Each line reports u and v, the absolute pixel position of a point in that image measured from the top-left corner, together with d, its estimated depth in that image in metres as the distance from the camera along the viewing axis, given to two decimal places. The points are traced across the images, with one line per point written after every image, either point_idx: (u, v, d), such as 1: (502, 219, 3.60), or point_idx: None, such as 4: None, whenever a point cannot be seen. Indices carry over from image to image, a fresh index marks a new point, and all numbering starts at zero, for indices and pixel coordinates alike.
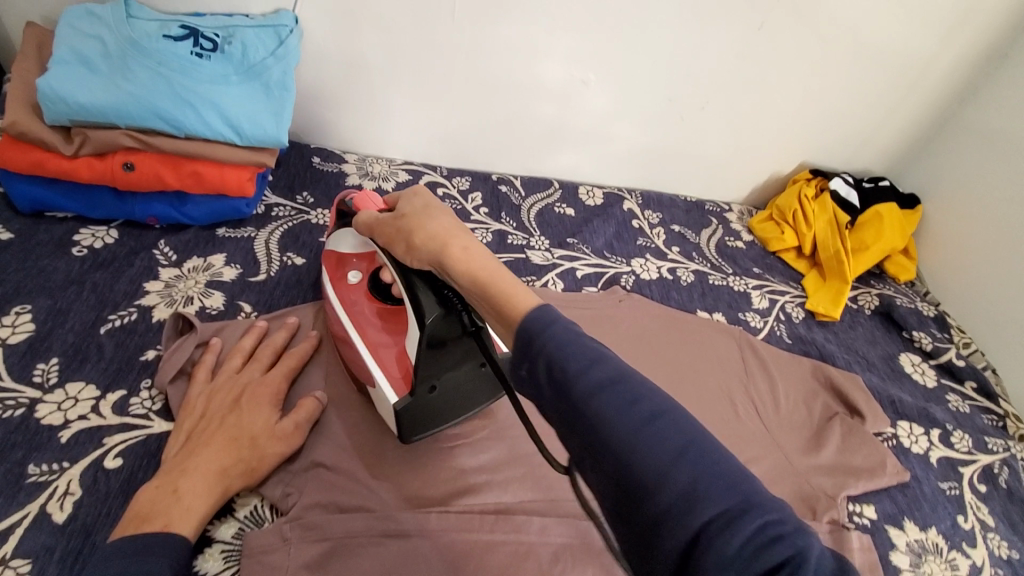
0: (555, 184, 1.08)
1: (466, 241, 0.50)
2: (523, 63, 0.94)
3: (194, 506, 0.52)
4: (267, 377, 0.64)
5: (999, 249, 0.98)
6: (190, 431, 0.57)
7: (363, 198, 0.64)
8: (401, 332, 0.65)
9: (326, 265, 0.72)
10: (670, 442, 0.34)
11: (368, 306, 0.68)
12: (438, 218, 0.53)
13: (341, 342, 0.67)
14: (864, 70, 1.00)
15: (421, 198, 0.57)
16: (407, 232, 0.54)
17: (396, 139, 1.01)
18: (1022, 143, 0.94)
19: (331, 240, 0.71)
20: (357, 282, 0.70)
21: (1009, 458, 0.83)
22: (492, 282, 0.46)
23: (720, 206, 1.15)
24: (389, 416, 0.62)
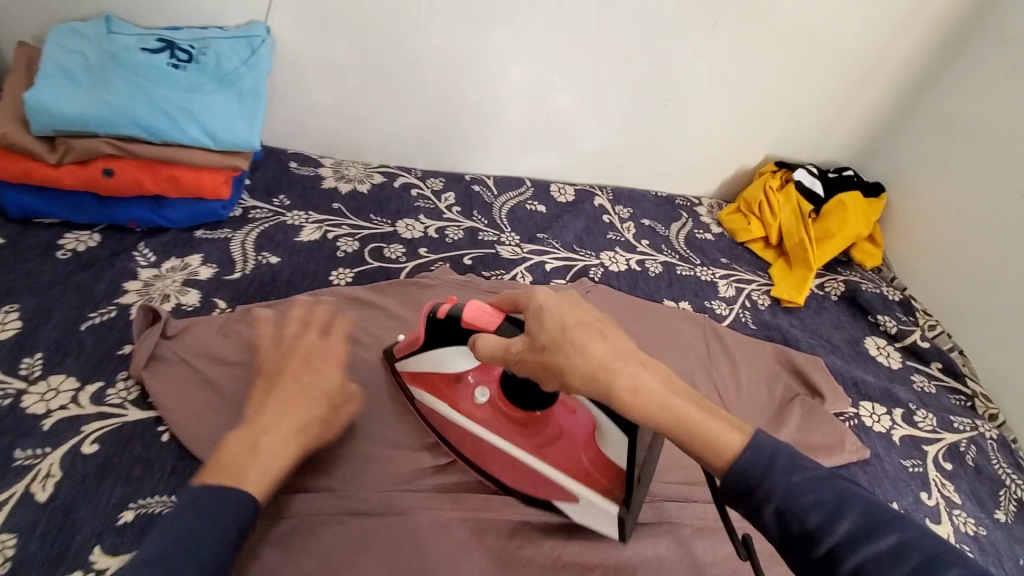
0: (527, 183, 1.11)
1: (638, 370, 0.50)
2: (489, 66, 0.98)
3: (278, 460, 0.55)
4: (327, 343, 0.66)
5: (961, 234, 1.00)
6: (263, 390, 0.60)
7: (475, 313, 0.58)
8: (577, 434, 0.61)
9: (427, 385, 0.67)
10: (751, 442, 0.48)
11: (500, 419, 0.64)
12: (596, 343, 0.50)
13: (458, 442, 0.65)
14: (823, 63, 1.03)
15: (548, 319, 0.51)
16: (554, 362, 0.50)
17: (371, 142, 1.05)
18: (978, 129, 0.97)
19: (421, 363, 0.66)
20: (483, 401, 0.65)
21: (976, 437, 0.84)
22: (693, 425, 0.49)
23: (690, 200, 1.18)
24: (601, 522, 0.61)
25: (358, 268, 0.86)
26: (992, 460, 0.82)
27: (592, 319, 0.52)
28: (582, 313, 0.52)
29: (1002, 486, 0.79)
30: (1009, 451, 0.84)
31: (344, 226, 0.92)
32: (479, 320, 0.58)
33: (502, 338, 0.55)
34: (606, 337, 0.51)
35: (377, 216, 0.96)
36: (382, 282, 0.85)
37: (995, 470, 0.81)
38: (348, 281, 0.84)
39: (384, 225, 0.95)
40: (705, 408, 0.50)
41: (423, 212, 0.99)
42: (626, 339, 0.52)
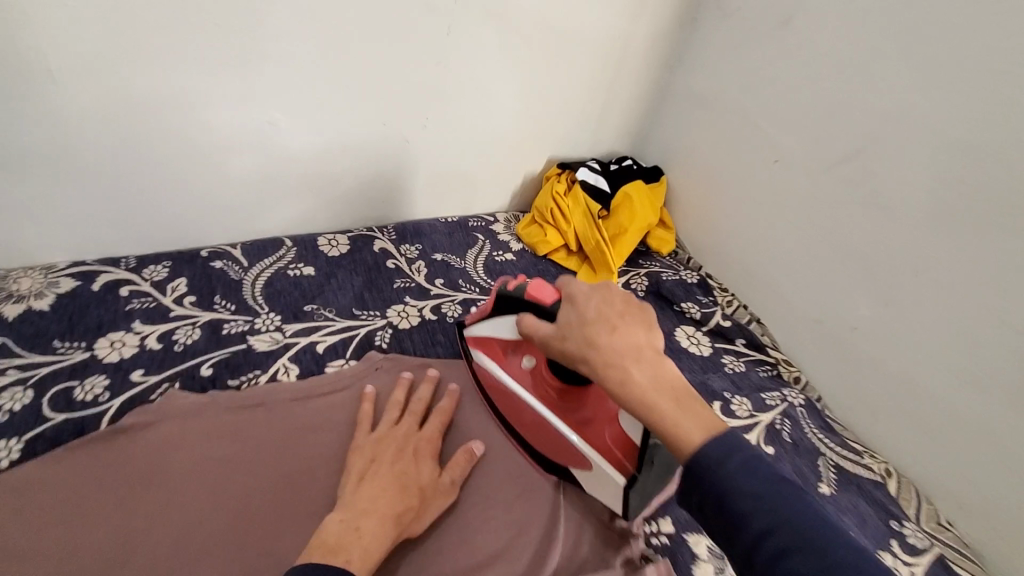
0: (287, 242, 0.92)
1: (628, 367, 0.49)
2: (181, 117, 0.76)
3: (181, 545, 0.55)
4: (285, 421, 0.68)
5: (732, 204, 1.00)
6: (365, 472, 0.60)
7: (536, 287, 0.63)
8: (606, 416, 0.64)
9: (485, 349, 0.73)
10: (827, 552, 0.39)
11: (540, 390, 0.68)
12: (605, 335, 0.51)
13: (502, 403, 0.72)
14: (573, 59, 0.98)
15: (574, 309, 0.55)
16: (589, 342, 0.51)
17: (46, 239, 0.78)
18: (724, 103, 0.98)
19: (490, 327, 0.72)
20: (529, 367, 0.70)
21: (786, 408, 0.85)
22: (660, 411, 0.47)
23: (484, 219, 1.09)
24: (608, 491, 0.63)
25: (32, 432, 0.62)
26: (804, 429, 0.83)
27: (619, 309, 0.53)
28: (607, 307, 0.53)
29: (819, 454, 0.81)
30: (818, 414, 0.87)
31: (9, 370, 0.66)
32: (540, 296, 0.62)
33: (545, 319, 0.59)
34: (618, 330, 0.51)
35: (64, 340, 0.70)
36: (77, 440, 0.61)
37: (809, 440, 0.82)
38: (14, 460, 0.59)
39: (77, 351, 0.70)
40: (683, 406, 0.48)
41: (138, 316, 0.75)
42: (639, 330, 0.52)
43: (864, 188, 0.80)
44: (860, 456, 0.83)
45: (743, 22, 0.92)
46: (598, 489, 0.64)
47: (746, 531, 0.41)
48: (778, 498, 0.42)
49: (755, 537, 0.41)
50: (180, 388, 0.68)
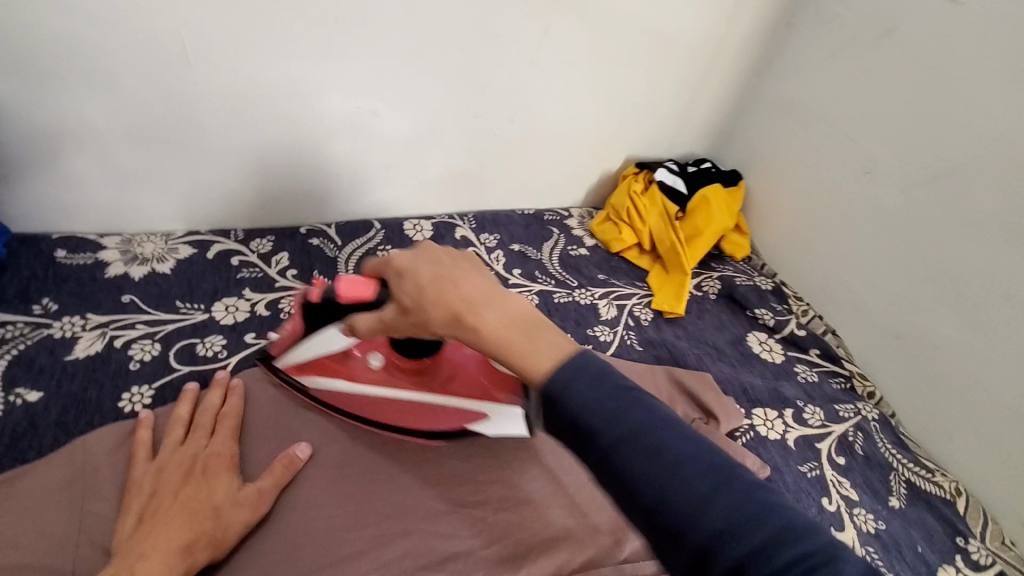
0: (376, 225, 0.97)
1: (484, 311, 0.45)
2: (296, 101, 0.82)
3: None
4: (214, 442, 0.60)
5: (814, 214, 0.99)
6: (144, 512, 0.52)
7: (350, 286, 0.57)
8: (469, 367, 0.69)
9: (318, 369, 0.68)
10: (748, 479, 0.38)
11: (403, 378, 0.69)
12: (480, 282, 0.47)
13: (371, 412, 0.68)
14: (662, 60, 0.99)
15: (406, 279, 0.49)
16: (448, 305, 0.45)
17: (167, 207, 0.85)
18: (814, 111, 0.97)
19: (309, 347, 0.66)
20: (375, 364, 0.69)
21: (861, 422, 0.85)
22: (512, 352, 0.44)
23: (559, 213, 1.11)
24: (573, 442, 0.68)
25: (160, 381, 0.68)
26: (877, 443, 0.83)
27: (441, 265, 0.48)
28: (427, 268, 0.48)
29: (891, 469, 0.80)
30: (892, 430, 0.86)
31: (138, 325, 0.73)
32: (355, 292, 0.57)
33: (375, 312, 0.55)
34: (444, 283, 0.46)
35: (185, 302, 0.77)
36: (171, 404, 0.65)
37: (881, 453, 0.82)
38: (146, 404, 0.65)
39: (196, 312, 0.76)
40: (532, 333, 0.45)
41: (248, 284, 0.81)
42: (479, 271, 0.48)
43: (963, 207, 0.79)
44: (932, 472, 0.83)
45: (842, 29, 0.91)
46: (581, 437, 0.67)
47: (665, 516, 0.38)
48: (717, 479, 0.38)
49: (669, 516, 0.37)
50: None
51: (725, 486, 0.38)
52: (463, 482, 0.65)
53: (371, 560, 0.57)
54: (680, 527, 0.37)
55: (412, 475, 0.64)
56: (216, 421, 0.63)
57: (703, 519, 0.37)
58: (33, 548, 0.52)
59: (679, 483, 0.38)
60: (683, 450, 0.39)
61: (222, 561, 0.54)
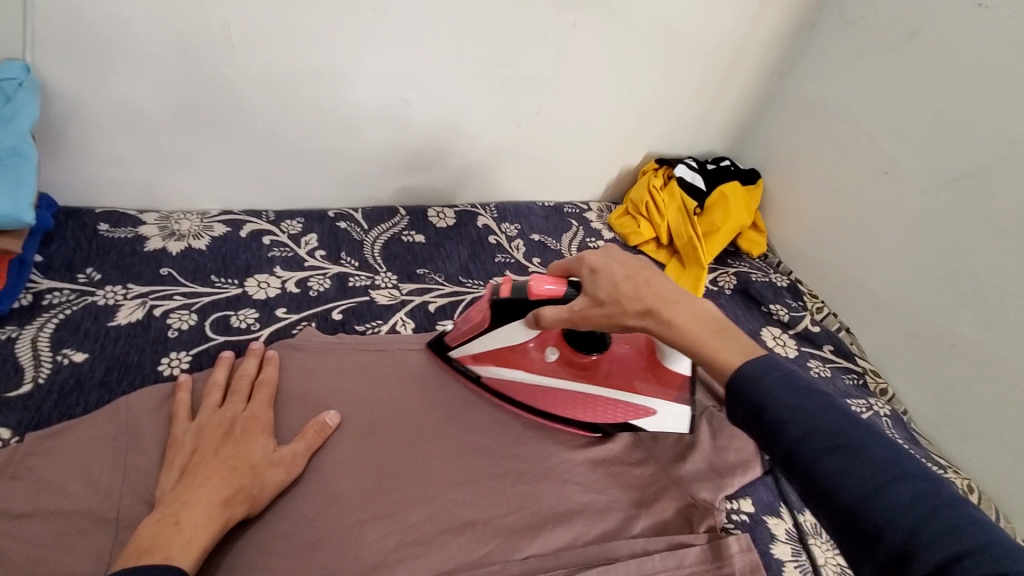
0: (401, 211, 1.00)
1: (671, 307, 0.54)
2: (333, 88, 0.85)
3: (198, 538, 0.50)
4: (250, 406, 0.63)
5: (831, 212, 1.01)
6: (186, 467, 0.55)
7: (537, 283, 0.63)
8: (629, 362, 0.71)
9: (501, 360, 0.72)
10: (905, 489, 0.39)
11: (563, 373, 0.71)
12: (645, 287, 0.55)
13: (531, 399, 0.72)
14: (686, 59, 1.01)
15: (600, 278, 0.58)
16: (664, 305, 0.54)
17: (204, 187, 0.89)
18: (835, 111, 0.98)
19: (482, 342, 0.71)
20: (554, 358, 0.72)
21: (872, 417, 0.86)
22: (694, 340, 0.52)
23: (579, 206, 1.13)
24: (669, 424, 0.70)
25: (197, 348, 0.71)
26: None
27: (626, 269, 0.57)
28: (614, 277, 0.58)
29: None
30: (903, 425, 0.87)
31: (176, 296, 0.76)
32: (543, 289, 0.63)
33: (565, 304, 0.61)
34: (650, 285, 0.56)
35: (220, 276, 0.80)
36: (205, 371, 0.68)
37: None
38: (183, 368, 0.69)
39: (231, 286, 0.79)
40: (725, 334, 0.52)
41: (279, 263, 0.85)
42: (667, 279, 0.57)
43: (981, 207, 0.80)
44: (941, 468, 0.83)
45: (865, 32, 0.93)
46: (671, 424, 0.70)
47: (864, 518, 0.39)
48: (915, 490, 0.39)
49: (876, 518, 0.39)
50: (316, 328, 0.77)
51: (929, 500, 0.38)
52: (483, 455, 0.67)
53: (396, 521, 0.59)
54: (876, 532, 0.38)
55: (434, 445, 0.67)
56: (254, 388, 0.66)
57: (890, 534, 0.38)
58: (79, 496, 0.55)
59: (856, 483, 0.40)
60: (849, 454, 0.41)
61: (254, 519, 0.57)
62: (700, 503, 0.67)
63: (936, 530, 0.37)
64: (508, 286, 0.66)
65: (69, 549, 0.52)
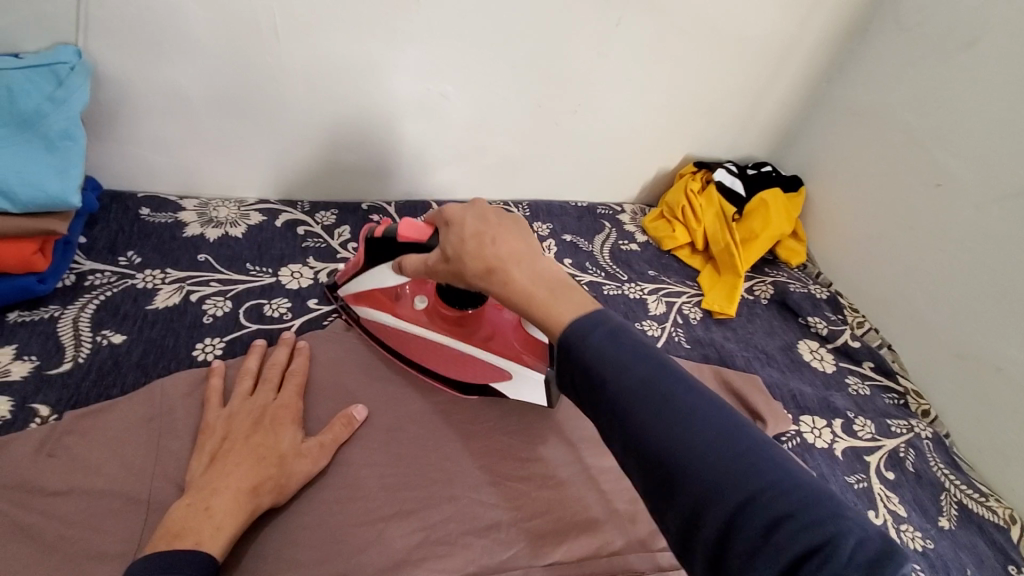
0: (433, 206, 0.99)
1: (509, 267, 0.51)
2: (373, 80, 0.85)
3: (225, 524, 0.50)
4: (280, 397, 0.63)
5: (879, 223, 0.97)
6: (217, 452, 0.56)
7: (406, 227, 0.63)
8: (505, 329, 0.73)
9: (371, 302, 0.74)
10: (724, 447, 0.39)
11: (440, 324, 0.73)
12: (488, 243, 0.53)
13: (397, 344, 0.73)
14: (730, 60, 0.98)
15: (452, 230, 0.56)
16: (500, 256, 0.52)
17: (243, 176, 0.90)
18: (887, 117, 0.94)
19: (362, 283, 0.72)
20: (423, 306, 0.74)
21: (913, 439, 0.82)
22: (539, 298, 0.49)
23: (612, 208, 1.12)
24: (526, 391, 0.69)
25: (231, 335, 0.72)
26: (930, 462, 0.80)
27: (489, 222, 0.55)
28: (478, 223, 0.55)
29: (943, 489, 0.77)
30: (946, 450, 0.83)
31: (212, 282, 0.77)
32: (411, 234, 0.63)
33: (425, 253, 0.61)
34: (496, 236, 0.53)
35: (255, 264, 0.81)
36: (238, 358, 0.69)
37: (933, 473, 0.79)
38: (217, 354, 0.69)
39: (265, 275, 0.80)
40: (557, 293, 0.49)
41: (312, 254, 0.85)
42: (519, 237, 0.54)
43: None
44: (983, 496, 0.79)
45: (922, 36, 0.88)
46: (526, 392, 0.69)
47: (681, 478, 0.38)
48: (729, 441, 0.39)
49: (690, 476, 0.38)
50: (347, 321, 0.77)
51: (740, 451, 0.38)
52: (509, 456, 0.66)
53: (420, 520, 0.59)
54: (699, 499, 0.37)
55: (460, 446, 0.66)
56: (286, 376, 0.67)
57: (716, 493, 0.37)
58: (113, 478, 0.55)
59: (680, 446, 0.39)
60: (664, 408, 0.41)
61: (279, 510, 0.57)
62: None
63: (730, 476, 0.37)
64: (381, 228, 0.67)
65: (100, 528, 0.52)
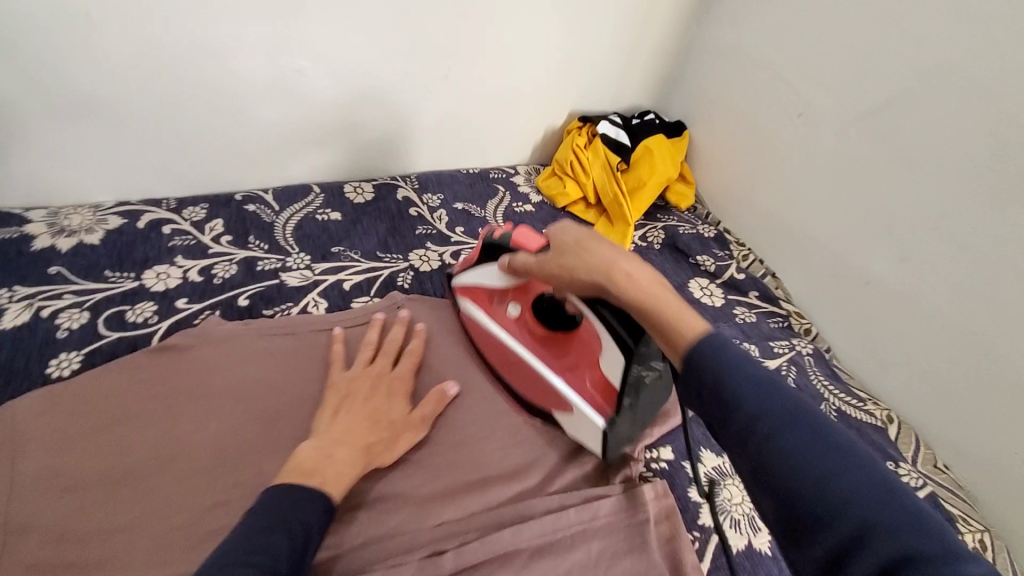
0: (315, 188, 0.96)
1: (627, 267, 0.51)
2: (217, 59, 0.79)
3: (343, 475, 0.56)
4: (397, 369, 0.70)
5: (755, 156, 1.00)
6: (342, 407, 0.64)
7: (524, 235, 0.65)
8: (586, 355, 0.66)
9: (474, 298, 0.75)
10: (844, 478, 0.36)
11: (521, 336, 0.71)
12: (592, 245, 0.53)
13: (480, 341, 0.75)
14: (599, 10, 0.98)
15: (567, 233, 0.55)
16: (613, 262, 0.51)
17: (95, 178, 0.84)
18: (750, 54, 0.97)
19: (473, 277, 0.73)
20: (515, 315, 0.71)
21: (794, 356, 0.88)
22: (653, 304, 0.48)
23: (506, 171, 1.11)
24: (584, 433, 0.66)
25: (90, 348, 0.68)
26: (810, 376, 0.86)
27: None
28: (578, 229, 0.55)
29: (821, 400, 0.83)
30: (825, 363, 0.89)
31: (66, 295, 0.72)
32: (526, 242, 0.65)
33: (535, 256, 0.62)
34: (609, 241, 0.53)
35: (115, 270, 0.77)
36: (124, 357, 0.67)
37: (813, 385, 0.84)
38: (74, 369, 0.66)
39: (126, 280, 0.76)
40: (682, 301, 0.48)
41: (181, 252, 0.81)
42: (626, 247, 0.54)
43: (887, 140, 0.80)
44: (862, 402, 0.85)
45: None
46: (585, 432, 0.65)
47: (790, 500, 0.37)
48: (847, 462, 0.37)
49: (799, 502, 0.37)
50: (220, 316, 0.74)
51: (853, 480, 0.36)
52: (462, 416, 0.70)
53: None
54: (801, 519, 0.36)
55: None
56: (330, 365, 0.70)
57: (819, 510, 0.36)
58: None
59: (801, 472, 0.37)
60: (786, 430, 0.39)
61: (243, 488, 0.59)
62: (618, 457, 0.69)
63: (839, 504, 0.35)
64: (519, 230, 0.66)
65: None
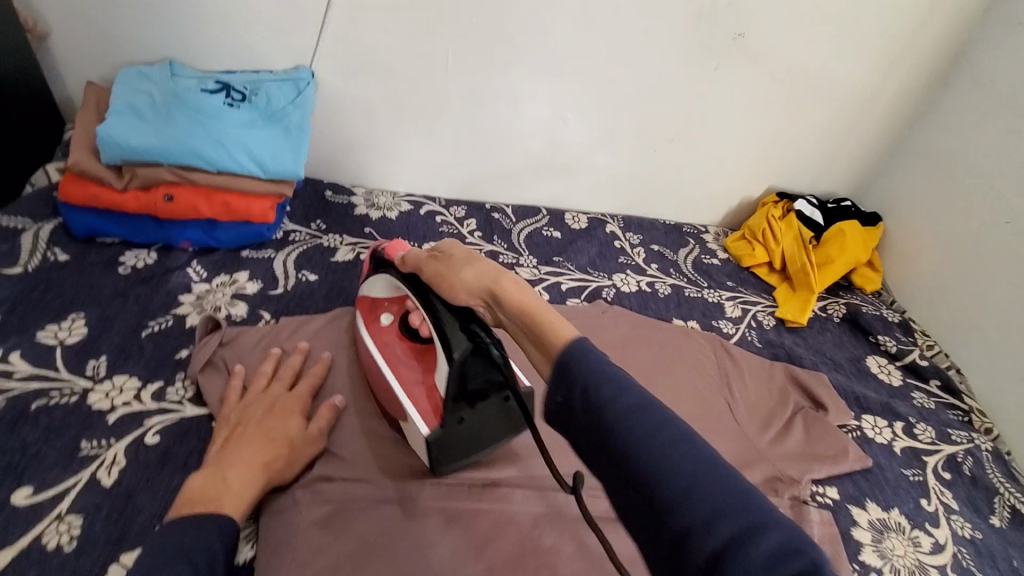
0: (543, 212, 1.19)
1: (501, 283, 0.57)
2: (510, 104, 1.06)
3: (244, 492, 0.59)
4: (292, 393, 0.71)
5: (954, 254, 1.04)
6: (230, 436, 0.64)
7: (394, 245, 0.73)
8: (425, 384, 0.68)
9: (360, 308, 0.79)
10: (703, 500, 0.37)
11: (399, 346, 0.73)
12: (464, 269, 0.60)
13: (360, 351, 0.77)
14: (816, 105, 1.12)
15: (453, 253, 0.63)
16: (454, 269, 0.61)
17: (398, 174, 1.13)
18: (958, 163, 1.04)
19: (366, 287, 0.78)
20: (388, 324, 0.75)
21: (972, 448, 0.88)
22: (536, 314, 0.52)
23: (698, 228, 1.25)
24: (419, 446, 0.67)
25: None
26: (986, 469, 0.86)
27: (451, 259, 0.63)
28: (466, 249, 0.63)
29: (996, 493, 0.83)
30: (1004, 463, 0.88)
31: (375, 248, 1.00)
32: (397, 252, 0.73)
33: (403, 264, 0.68)
34: (476, 262, 0.60)
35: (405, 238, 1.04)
36: None
37: (989, 478, 0.85)
38: None
39: None
40: (525, 320, 0.53)
41: (447, 237, 1.07)
42: (494, 265, 0.60)
43: None
44: None
45: (995, 90, 0.99)
46: (417, 444, 0.67)
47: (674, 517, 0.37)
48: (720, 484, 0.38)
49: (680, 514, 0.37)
50: None
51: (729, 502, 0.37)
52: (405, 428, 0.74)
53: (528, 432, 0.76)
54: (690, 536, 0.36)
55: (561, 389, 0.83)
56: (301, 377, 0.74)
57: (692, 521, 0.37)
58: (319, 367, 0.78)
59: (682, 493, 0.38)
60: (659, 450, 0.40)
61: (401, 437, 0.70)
62: (787, 479, 0.78)
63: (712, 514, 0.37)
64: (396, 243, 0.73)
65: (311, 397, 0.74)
